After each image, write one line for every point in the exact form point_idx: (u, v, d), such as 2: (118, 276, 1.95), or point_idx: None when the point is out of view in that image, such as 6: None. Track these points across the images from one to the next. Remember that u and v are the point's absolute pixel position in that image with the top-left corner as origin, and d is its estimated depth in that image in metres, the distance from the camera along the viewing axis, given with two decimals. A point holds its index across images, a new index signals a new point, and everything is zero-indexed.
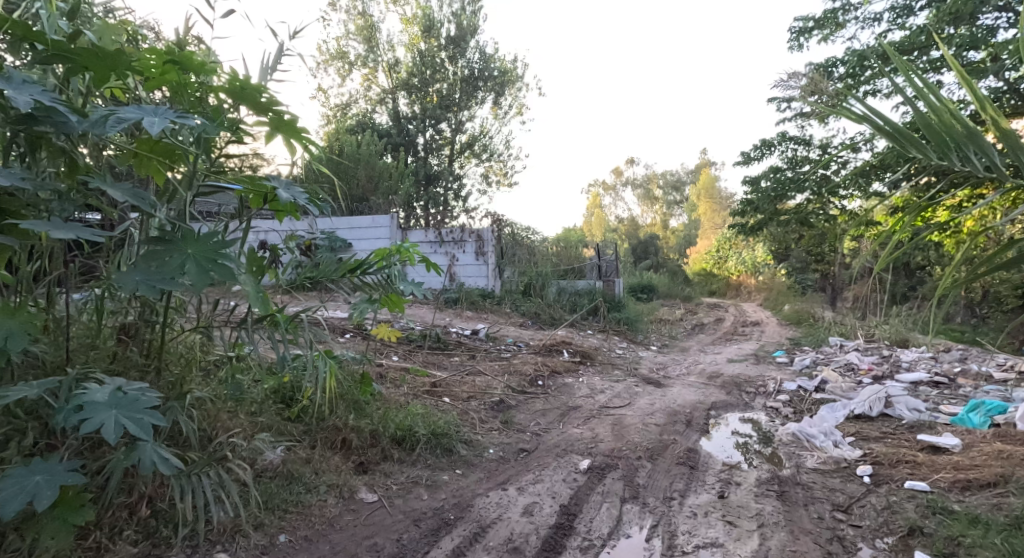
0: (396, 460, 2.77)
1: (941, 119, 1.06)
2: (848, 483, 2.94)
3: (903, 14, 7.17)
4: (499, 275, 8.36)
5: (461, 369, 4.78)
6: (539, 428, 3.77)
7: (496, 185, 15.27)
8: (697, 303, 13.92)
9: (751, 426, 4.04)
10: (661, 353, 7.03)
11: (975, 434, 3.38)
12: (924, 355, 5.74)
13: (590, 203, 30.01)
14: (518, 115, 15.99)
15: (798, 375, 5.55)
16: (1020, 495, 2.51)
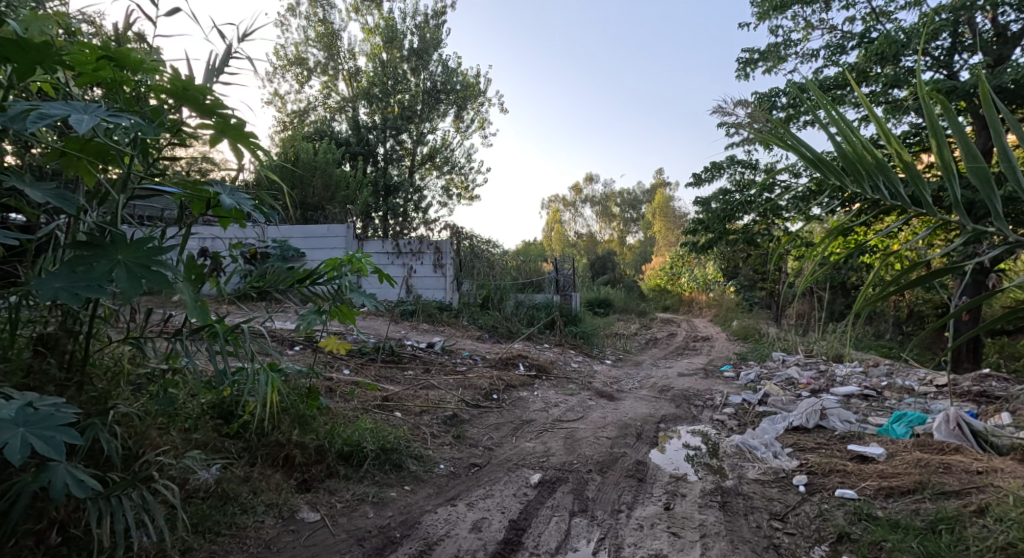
0: (342, 477, 2.69)
1: (856, 151, 1.22)
2: (786, 493, 3.02)
3: (837, 52, 7.58)
4: (457, 288, 8.31)
5: (414, 383, 4.70)
6: (492, 442, 3.73)
7: (456, 198, 15.24)
8: (652, 319, 14.18)
9: (698, 439, 4.12)
10: (616, 367, 7.11)
11: (898, 443, 3.56)
12: (856, 370, 6.02)
13: (550, 219, 30.37)
14: (479, 129, 16.08)
15: (744, 389, 5.69)
16: (935, 500, 2.64)
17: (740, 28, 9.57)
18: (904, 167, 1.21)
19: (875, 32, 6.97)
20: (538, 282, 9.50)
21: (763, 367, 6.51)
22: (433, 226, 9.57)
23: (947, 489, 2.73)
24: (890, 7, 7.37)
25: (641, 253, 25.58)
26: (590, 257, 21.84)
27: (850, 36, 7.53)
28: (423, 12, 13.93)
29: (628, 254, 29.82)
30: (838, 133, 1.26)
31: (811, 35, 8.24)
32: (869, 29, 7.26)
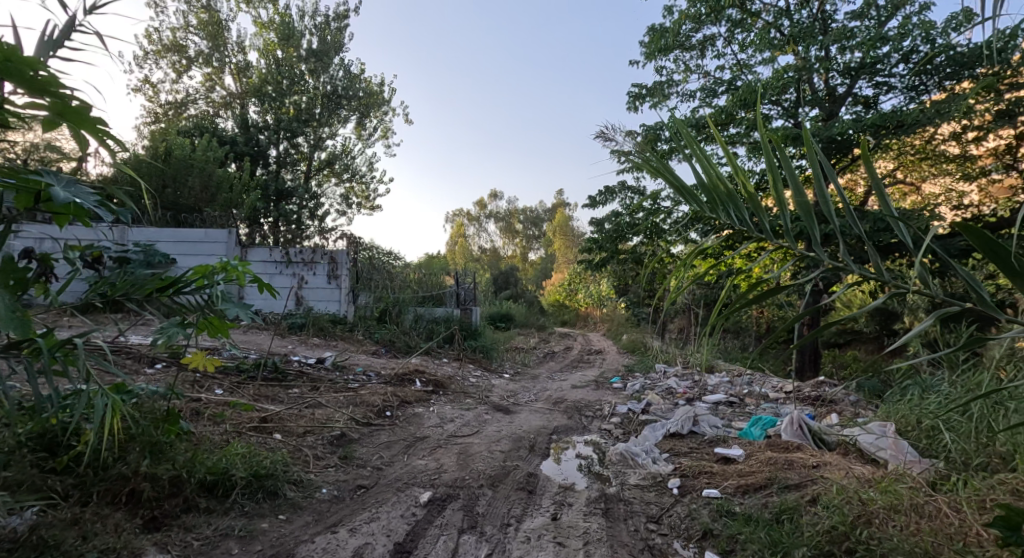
0: (202, 511, 2.40)
1: (714, 182, 1.56)
2: (662, 496, 3.13)
3: (710, 95, 8.24)
4: (352, 300, 7.96)
5: (299, 402, 4.38)
6: (381, 462, 3.54)
7: (356, 207, 14.75)
8: (551, 333, 14.45)
9: (588, 449, 4.19)
10: (514, 380, 7.13)
11: (754, 444, 3.84)
12: (723, 380, 6.49)
13: (454, 233, 30.33)
14: (383, 138, 15.73)
15: (630, 399, 5.92)
16: (782, 494, 2.83)
17: (631, 64, 10.16)
18: (749, 199, 1.55)
19: (741, 80, 7.67)
20: (439, 295, 9.35)
21: (647, 378, 6.82)
22: (328, 235, 9.14)
23: (791, 483, 2.94)
24: (754, 59, 8.17)
25: (541, 269, 26.16)
26: (493, 272, 21.98)
27: (722, 81, 8.24)
28: (323, 13, 13.42)
29: (530, 270, 30.37)
30: (703, 171, 1.58)
31: (690, 77, 8.92)
32: (736, 77, 7.98)
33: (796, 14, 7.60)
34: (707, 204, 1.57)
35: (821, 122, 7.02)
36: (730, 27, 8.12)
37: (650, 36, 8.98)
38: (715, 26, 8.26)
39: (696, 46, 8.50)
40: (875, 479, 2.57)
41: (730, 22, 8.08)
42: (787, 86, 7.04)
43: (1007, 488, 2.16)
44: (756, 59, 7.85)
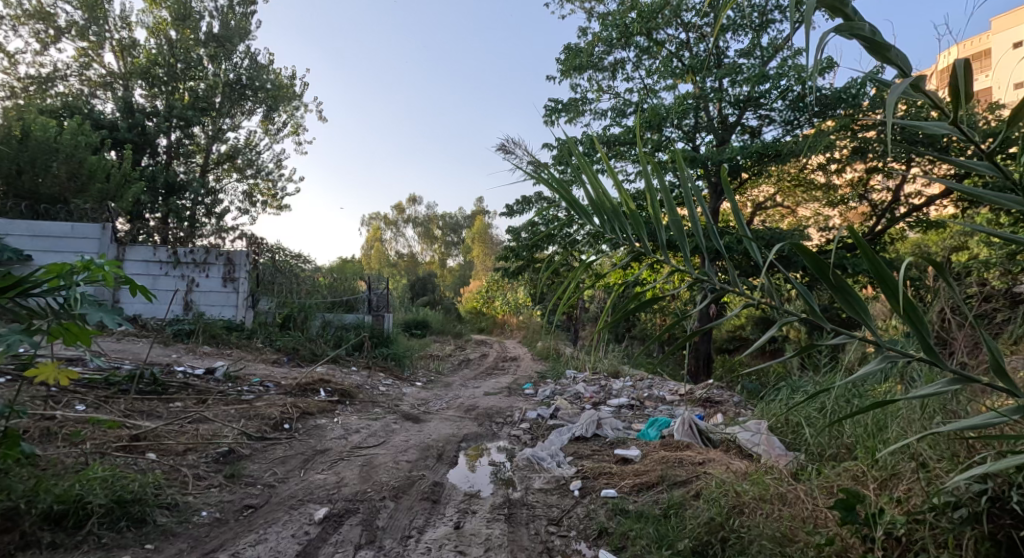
0: (45, 547, 2.10)
1: (601, 201, 1.65)
2: (563, 498, 3.14)
3: (620, 114, 8.55)
4: (251, 305, 7.41)
5: (181, 416, 3.97)
6: (274, 478, 3.28)
7: (259, 205, 13.89)
8: (468, 340, 14.28)
9: (497, 455, 4.14)
10: (426, 389, 6.93)
11: (651, 445, 3.97)
12: (628, 384, 6.70)
13: (369, 237, 29.49)
14: (292, 134, 14.94)
15: (540, 405, 5.94)
16: (672, 490, 2.93)
17: (550, 79, 10.39)
18: (632, 218, 1.64)
19: (647, 104, 8.02)
20: (350, 301, 8.95)
21: (557, 384, 6.88)
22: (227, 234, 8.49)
23: (680, 479, 3.05)
24: (660, 84, 8.59)
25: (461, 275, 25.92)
26: (411, 278, 21.47)
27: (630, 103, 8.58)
28: None
29: (448, 277, 30.02)
30: (590, 192, 1.67)
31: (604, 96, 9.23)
32: (644, 99, 8.36)
33: (695, 46, 8.08)
34: (596, 221, 1.66)
35: (716, 147, 7.52)
36: (638, 52, 8.46)
37: (565, 54, 9.19)
38: (624, 51, 8.56)
39: (608, 67, 8.81)
40: (749, 472, 2.71)
41: (638, 49, 8.41)
42: (687, 112, 7.46)
43: (850, 472, 2.26)
44: (660, 85, 8.26)
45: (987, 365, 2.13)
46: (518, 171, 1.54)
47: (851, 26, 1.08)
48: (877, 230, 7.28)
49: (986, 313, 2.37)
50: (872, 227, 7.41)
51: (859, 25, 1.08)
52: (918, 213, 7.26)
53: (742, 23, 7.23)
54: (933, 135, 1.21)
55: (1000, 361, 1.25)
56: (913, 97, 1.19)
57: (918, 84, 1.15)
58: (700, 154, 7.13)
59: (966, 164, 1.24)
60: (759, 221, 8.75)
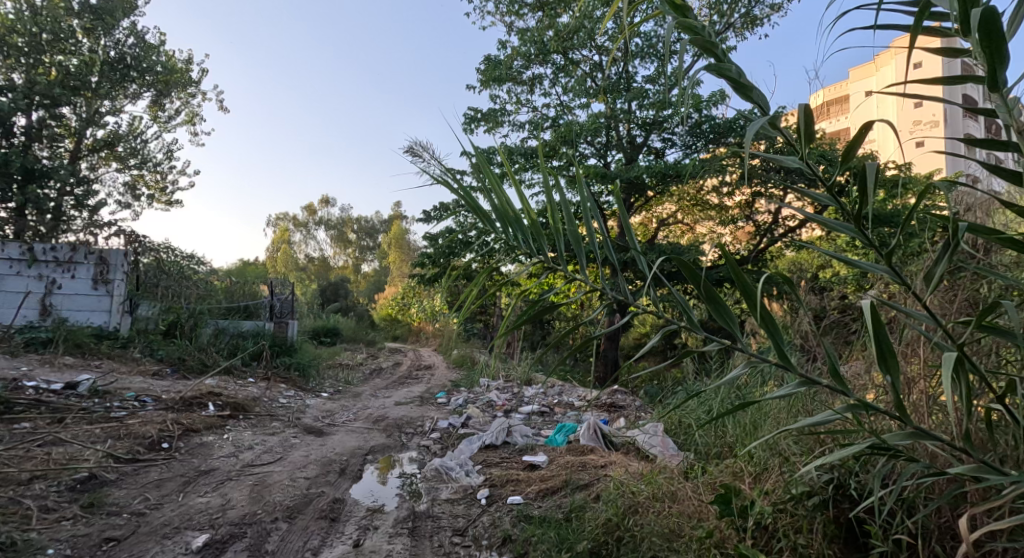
0: None
1: (502, 208, 1.57)
2: (470, 507, 3.07)
3: (538, 126, 8.64)
4: (130, 311, 6.68)
5: (29, 439, 3.46)
6: (145, 505, 2.93)
7: (144, 199, 12.63)
8: (381, 347, 13.78)
9: (407, 466, 4.00)
10: (331, 400, 6.56)
11: (559, 449, 3.99)
12: (540, 390, 6.73)
13: (273, 240, 27.81)
14: (186, 123, 13.75)
15: (452, 414, 5.80)
16: (575, 494, 2.94)
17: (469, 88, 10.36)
18: (533, 227, 1.57)
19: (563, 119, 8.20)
20: (249, 306, 8.33)
21: (470, 392, 6.77)
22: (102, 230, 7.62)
23: (583, 483, 3.08)
24: (574, 102, 8.81)
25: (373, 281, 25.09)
26: (320, 283, 20.40)
27: (546, 118, 8.74)
28: None
29: (360, 283, 29.00)
30: (492, 198, 1.59)
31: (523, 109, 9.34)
32: (560, 115, 8.55)
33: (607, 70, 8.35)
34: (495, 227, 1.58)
35: (624, 165, 7.82)
36: (554, 70, 8.65)
37: (486, 65, 9.21)
38: (542, 66, 8.70)
39: (527, 81, 8.92)
40: (645, 472, 2.77)
41: (555, 66, 8.58)
42: (599, 130, 7.77)
43: (730, 469, 2.34)
44: (575, 102, 8.46)
45: (842, 367, 2.32)
46: (429, 179, 1.33)
47: (719, 67, 1.12)
48: (760, 249, 7.93)
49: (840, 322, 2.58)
50: (758, 246, 8.04)
51: (725, 66, 1.13)
52: (795, 232, 7.97)
53: (649, 50, 7.61)
54: (788, 167, 1.28)
55: (839, 366, 1.34)
56: (772, 133, 1.28)
57: (775, 121, 1.22)
58: (610, 171, 7.43)
59: (814, 194, 1.33)
60: (662, 238, 9.19)
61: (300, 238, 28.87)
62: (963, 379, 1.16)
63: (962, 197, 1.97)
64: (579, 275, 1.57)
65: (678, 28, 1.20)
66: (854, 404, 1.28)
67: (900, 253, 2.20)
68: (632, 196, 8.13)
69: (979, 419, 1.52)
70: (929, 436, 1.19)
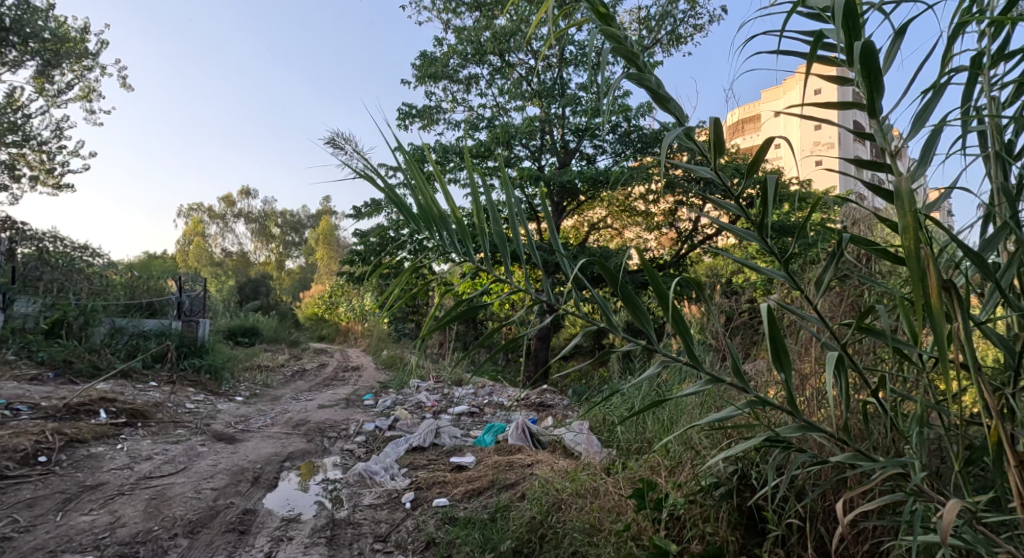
0: None
1: (425, 205, 1.42)
2: (393, 512, 3.02)
3: (473, 128, 8.61)
4: (7, 307, 6.10)
5: None
6: (18, 527, 2.68)
7: (30, 181, 11.44)
8: (307, 347, 13.24)
9: (329, 472, 3.89)
10: (247, 404, 6.24)
11: (486, 449, 4.01)
12: (469, 390, 6.69)
13: (187, 232, 26.07)
14: (84, 100, 12.57)
15: (379, 416, 5.66)
16: (501, 494, 2.97)
17: (403, 83, 10.17)
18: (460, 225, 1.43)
19: (499, 121, 8.24)
20: (154, 304, 7.76)
21: (398, 393, 6.64)
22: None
23: (510, 482, 3.11)
24: (510, 104, 8.84)
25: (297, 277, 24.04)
26: (239, 279, 19.28)
27: (482, 118, 8.73)
28: None
29: (283, 280, 27.73)
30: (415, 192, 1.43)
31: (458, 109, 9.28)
32: (495, 116, 8.58)
33: (543, 74, 8.38)
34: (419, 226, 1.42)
35: (557, 170, 7.94)
36: (491, 71, 8.64)
37: (420, 61, 9.08)
38: (478, 67, 8.69)
39: (463, 81, 8.88)
40: (570, 469, 2.82)
41: (491, 68, 8.59)
42: (534, 134, 7.89)
43: (649, 463, 2.43)
44: (511, 105, 8.51)
45: (749, 366, 2.46)
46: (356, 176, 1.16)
47: (638, 75, 1.11)
48: (682, 255, 8.27)
49: (749, 324, 2.74)
50: (680, 251, 8.37)
51: (645, 75, 1.12)
52: (713, 240, 8.38)
53: (582, 58, 7.77)
54: (701, 177, 1.30)
55: (740, 363, 1.42)
56: (686, 144, 1.30)
57: (693, 129, 1.21)
58: (543, 175, 7.57)
59: (723, 204, 1.36)
60: (592, 242, 9.40)
61: (216, 231, 27.17)
62: (843, 376, 1.27)
63: (853, 210, 2.15)
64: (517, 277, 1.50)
65: (599, 34, 1.17)
66: (754, 401, 1.38)
67: (799, 261, 2.36)
68: (565, 201, 8.35)
69: (858, 411, 1.69)
70: (816, 429, 1.29)
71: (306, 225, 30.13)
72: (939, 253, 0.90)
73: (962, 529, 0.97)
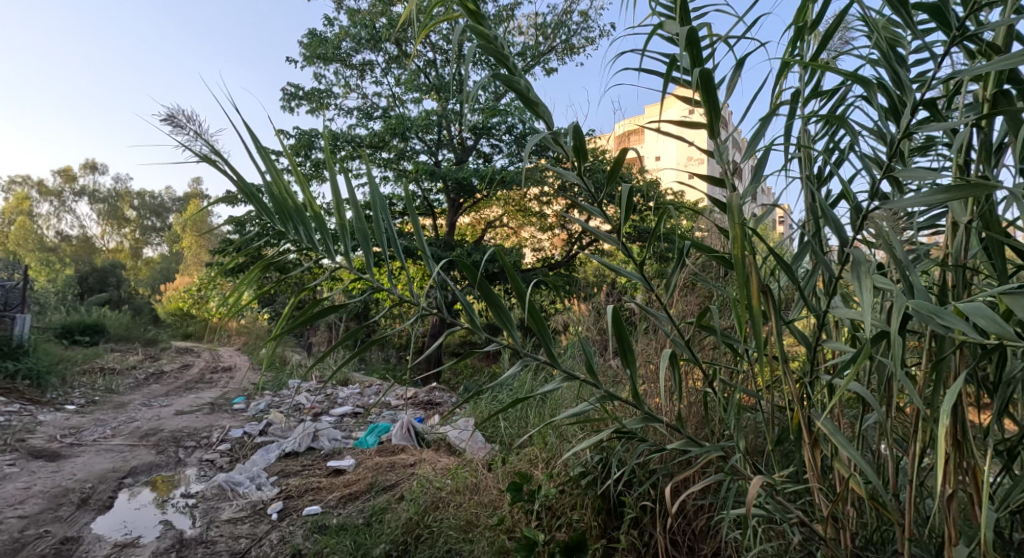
0: None
1: (282, 194, 1.03)
2: (256, 525, 2.79)
3: (365, 116, 8.28)
4: None
5: None
6: None
7: None
8: (167, 345, 11.83)
9: (184, 485, 3.51)
10: (81, 414, 5.43)
11: (367, 451, 3.82)
12: (356, 390, 6.33)
13: (9, 211, 22.15)
14: None
15: (249, 421, 5.19)
16: (378, 498, 2.86)
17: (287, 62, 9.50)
18: (329, 224, 1.06)
19: (394, 112, 8.00)
20: None
21: (272, 394, 6.14)
22: None
23: (390, 484, 3.01)
24: (407, 94, 8.59)
25: (151, 267, 21.34)
26: (81, 267, 16.75)
27: (377, 107, 8.42)
28: None
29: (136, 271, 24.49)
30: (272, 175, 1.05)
31: (350, 94, 8.84)
32: (391, 107, 8.30)
33: (439, 68, 8.21)
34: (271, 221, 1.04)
35: (453, 165, 7.83)
36: (386, 59, 8.36)
37: (308, 39, 8.52)
38: (372, 53, 8.36)
39: (356, 66, 8.48)
40: (450, 467, 2.78)
41: (387, 56, 8.31)
42: (430, 127, 7.71)
43: (528, 456, 2.46)
44: (407, 96, 8.26)
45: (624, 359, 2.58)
46: (199, 165, 0.92)
47: (509, 79, 1.09)
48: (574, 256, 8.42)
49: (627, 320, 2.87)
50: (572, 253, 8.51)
51: (516, 79, 1.10)
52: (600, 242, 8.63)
53: None
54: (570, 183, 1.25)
55: (594, 361, 1.44)
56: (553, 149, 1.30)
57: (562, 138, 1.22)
58: (439, 169, 7.57)
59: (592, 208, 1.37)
60: (488, 239, 9.33)
61: (46, 211, 23.34)
62: (677, 369, 1.38)
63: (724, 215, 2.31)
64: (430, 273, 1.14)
65: (470, 33, 1.11)
66: (604, 396, 1.46)
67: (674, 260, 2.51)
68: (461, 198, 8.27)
69: (698, 398, 1.86)
70: (656, 420, 1.41)
71: (164, 210, 26.91)
72: (759, 262, 1.03)
73: (765, 499, 1.11)
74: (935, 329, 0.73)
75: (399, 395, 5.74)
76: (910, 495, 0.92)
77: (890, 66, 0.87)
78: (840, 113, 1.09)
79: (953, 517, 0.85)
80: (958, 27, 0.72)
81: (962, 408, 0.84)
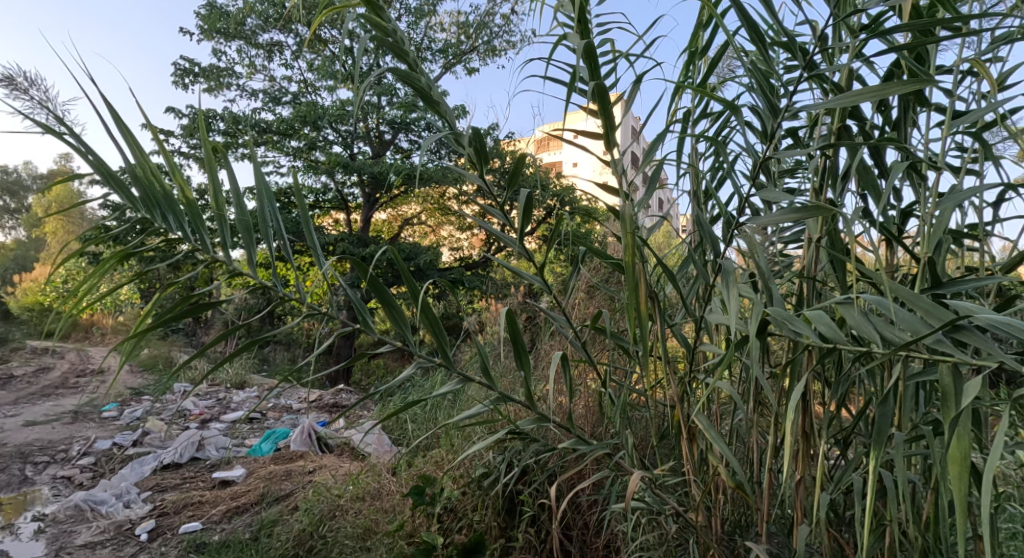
0: None
1: (148, 176, 0.89)
2: (122, 548, 2.54)
3: (272, 100, 7.84)
4: None
5: None
6: None
7: None
8: (24, 344, 10.44)
9: (35, 507, 3.11)
10: None
11: (260, 460, 3.58)
12: (253, 393, 5.93)
13: None
14: None
15: (121, 431, 4.69)
16: (267, 510, 2.70)
17: (182, 34, 8.78)
18: (206, 213, 0.93)
19: (304, 99, 7.62)
20: None
21: (151, 400, 5.60)
22: None
23: (283, 494, 2.85)
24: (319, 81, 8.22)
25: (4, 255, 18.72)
26: None
27: (285, 92, 7.99)
28: None
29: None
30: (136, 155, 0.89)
31: (254, 75, 8.31)
32: (301, 93, 7.91)
33: None
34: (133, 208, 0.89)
35: (370, 158, 7.61)
36: (297, 42, 7.95)
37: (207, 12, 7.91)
38: (281, 34, 7.92)
39: (263, 46, 7.99)
40: (350, 473, 2.68)
41: (298, 38, 7.90)
42: (345, 118, 7.43)
43: (433, 459, 2.42)
44: (320, 83, 7.91)
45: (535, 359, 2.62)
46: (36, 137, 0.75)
47: (409, 75, 1.07)
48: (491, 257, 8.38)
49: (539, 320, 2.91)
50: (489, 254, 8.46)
51: (416, 76, 1.08)
52: None
53: None
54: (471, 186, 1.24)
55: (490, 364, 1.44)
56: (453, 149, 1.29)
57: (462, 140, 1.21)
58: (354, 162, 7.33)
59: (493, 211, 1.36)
60: (404, 237, 9.11)
61: None
62: (570, 371, 1.43)
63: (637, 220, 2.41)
64: (325, 271, 1.02)
65: (362, 22, 1.07)
66: (499, 398, 1.48)
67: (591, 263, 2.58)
68: (377, 193, 8.03)
69: (591, 395, 1.95)
70: (548, 420, 1.45)
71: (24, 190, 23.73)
72: (646, 269, 1.09)
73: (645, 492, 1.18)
74: (789, 333, 0.81)
75: (301, 397, 5.45)
76: (766, 481, 1.02)
77: (761, 94, 0.95)
78: (721, 134, 1.19)
79: (800, 499, 0.96)
80: (808, 66, 0.82)
81: (810, 400, 0.96)
